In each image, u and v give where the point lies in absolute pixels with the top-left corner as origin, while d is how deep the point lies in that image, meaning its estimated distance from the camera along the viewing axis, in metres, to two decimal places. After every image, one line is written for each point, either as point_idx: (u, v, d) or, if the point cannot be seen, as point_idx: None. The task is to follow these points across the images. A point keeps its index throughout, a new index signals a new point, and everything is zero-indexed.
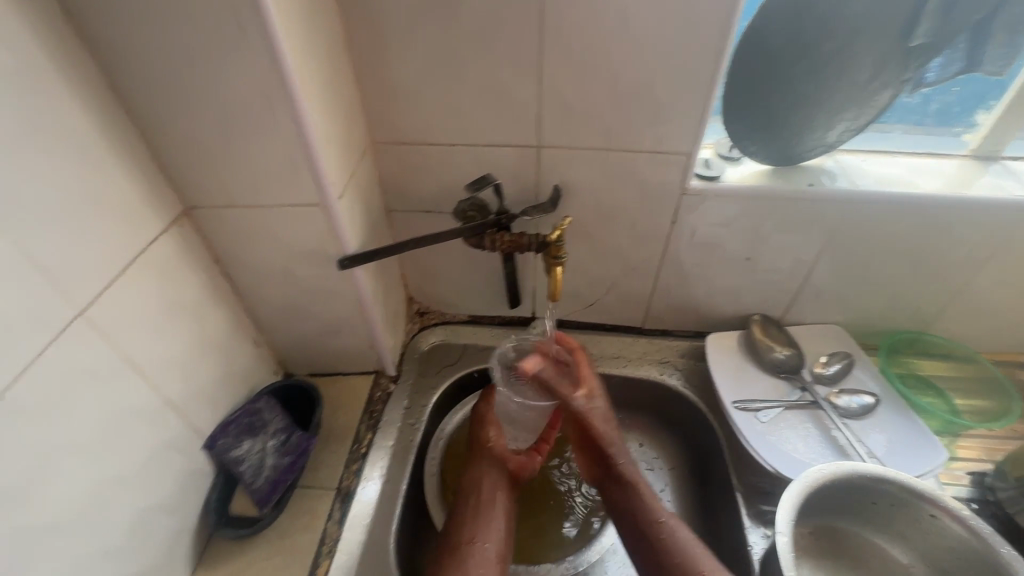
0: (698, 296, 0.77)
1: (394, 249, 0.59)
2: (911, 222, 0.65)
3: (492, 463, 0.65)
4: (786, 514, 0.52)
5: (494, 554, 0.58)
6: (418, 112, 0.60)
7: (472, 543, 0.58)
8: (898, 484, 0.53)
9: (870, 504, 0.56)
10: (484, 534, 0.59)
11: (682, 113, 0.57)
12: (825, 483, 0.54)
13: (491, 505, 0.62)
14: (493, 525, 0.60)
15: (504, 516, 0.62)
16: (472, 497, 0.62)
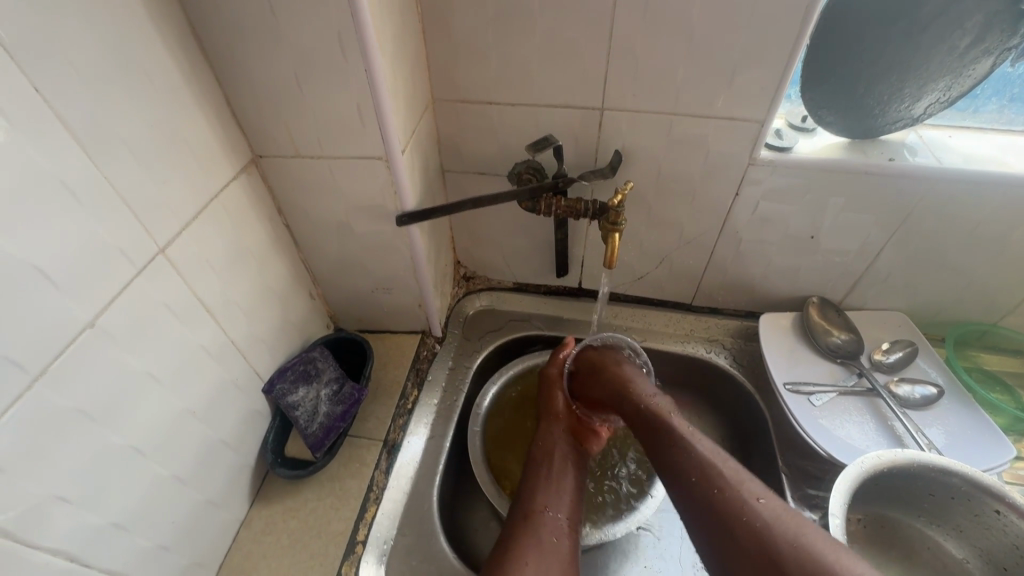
0: (754, 274, 0.74)
1: (452, 207, 0.59)
2: (998, 205, 0.60)
3: (564, 433, 0.63)
4: (841, 497, 0.50)
5: (567, 525, 0.55)
6: (482, 69, 0.59)
7: (545, 513, 0.55)
8: (964, 477, 0.51)
9: (928, 494, 0.54)
10: (555, 504, 0.57)
11: (759, 76, 0.54)
12: (883, 470, 0.52)
13: (561, 477, 0.59)
14: (564, 497, 0.58)
15: (574, 489, 0.59)
16: (543, 465, 0.61)
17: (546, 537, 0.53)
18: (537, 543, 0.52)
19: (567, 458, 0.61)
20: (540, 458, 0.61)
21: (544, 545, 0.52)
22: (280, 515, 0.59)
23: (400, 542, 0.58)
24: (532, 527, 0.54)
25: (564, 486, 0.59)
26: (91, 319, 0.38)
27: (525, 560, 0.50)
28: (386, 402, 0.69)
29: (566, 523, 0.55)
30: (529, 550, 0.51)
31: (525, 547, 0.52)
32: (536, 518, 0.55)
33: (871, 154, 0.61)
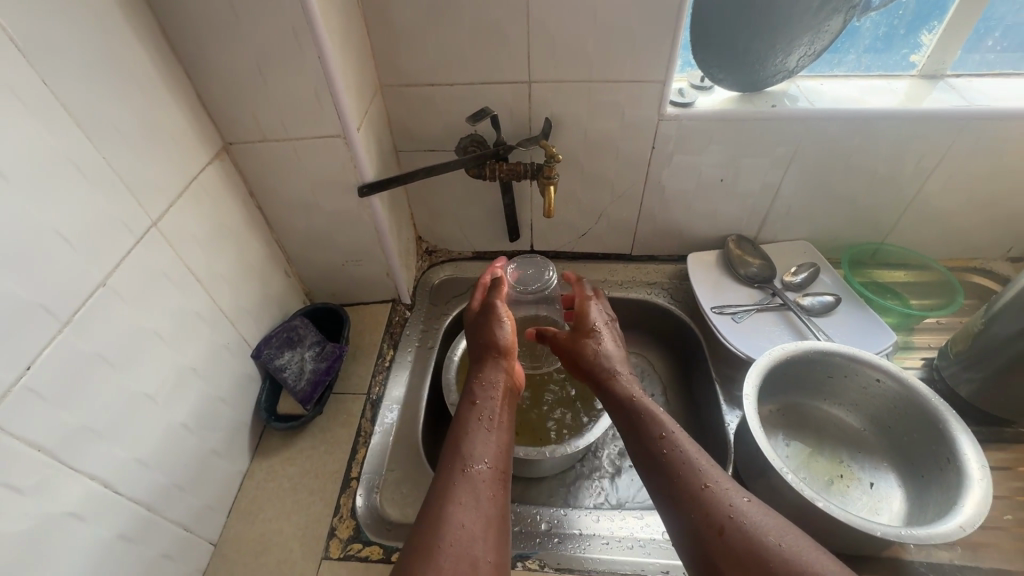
0: (680, 219, 0.85)
1: (407, 177, 0.67)
2: (864, 136, 0.72)
3: (500, 384, 0.63)
4: (753, 382, 0.61)
5: (498, 472, 0.53)
6: (422, 54, 0.67)
7: (476, 465, 0.52)
8: (848, 356, 0.62)
9: (824, 375, 0.65)
10: (486, 454, 0.54)
11: (655, 43, 0.64)
12: (785, 358, 0.63)
13: (490, 424, 0.57)
14: (493, 447, 0.55)
15: (505, 437, 0.57)
16: (472, 421, 0.57)
17: (481, 494, 0.50)
18: (474, 499, 0.49)
19: (501, 406, 0.60)
20: (467, 414, 0.58)
21: (481, 498, 0.49)
22: (279, 464, 0.65)
23: (393, 476, 0.65)
24: (477, 479, 0.51)
25: (495, 439, 0.56)
26: (102, 279, 0.44)
27: (460, 521, 0.47)
28: (365, 362, 0.76)
29: (498, 475, 0.53)
30: (466, 511, 0.48)
31: (457, 513, 0.47)
32: (479, 471, 0.52)
33: (758, 104, 0.73)
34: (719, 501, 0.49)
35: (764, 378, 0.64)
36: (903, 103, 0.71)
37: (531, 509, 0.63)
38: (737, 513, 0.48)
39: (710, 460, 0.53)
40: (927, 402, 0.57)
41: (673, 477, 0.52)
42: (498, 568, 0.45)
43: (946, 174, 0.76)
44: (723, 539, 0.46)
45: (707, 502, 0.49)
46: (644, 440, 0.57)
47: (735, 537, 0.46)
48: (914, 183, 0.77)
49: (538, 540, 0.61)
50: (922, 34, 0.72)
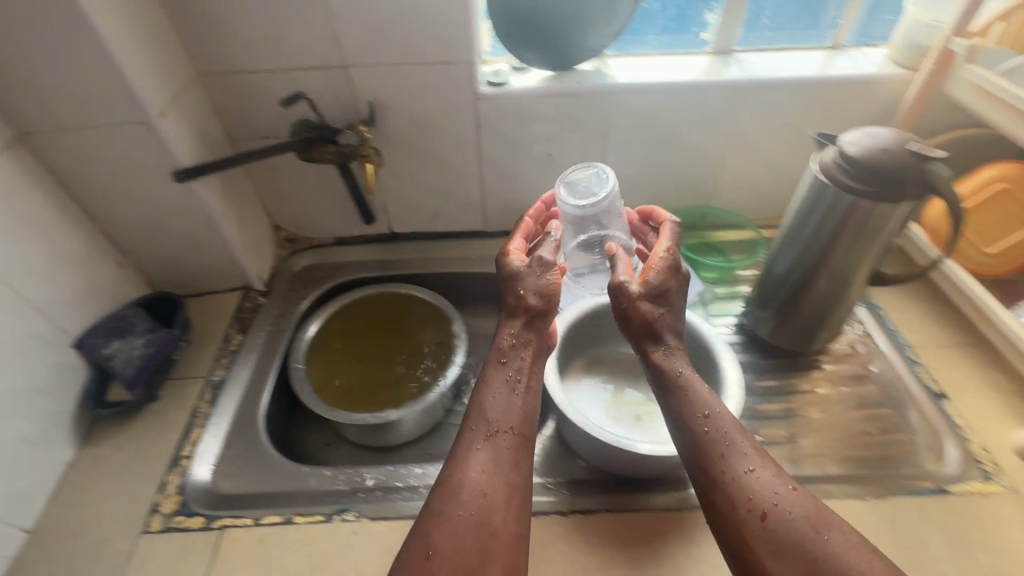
0: (522, 195, 0.90)
1: (226, 162, 0.69)
2: (663, 107, 0.80)
3: (543, 334, 0.60)
4: (556, 332, 0.69)
5: (520, 436, 0.52)
6: (233, 42, 0.69)
7: (484, 441, 0.51)
8: None
9: (612, 327, 0.73)
10: (495, 423, 0.52)
11: (452, 25, 0.69)
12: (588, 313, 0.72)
13: (520, 376, 0.56)
14: (503, 407, 0.53)
15: (528, 402, 0.55)
16: (497, 378, 0.56)
17: (487, 476, 0.49)
18: (508, 482, 0.49)
19: (525, 356, 0.57)
20: (495, 359, 0.57)
21: (507, 479, 0.49)
22: (108, 449, 0.66)
23: (227, 452, 0.67)
24: (497, 447, 0.51)
25: (513, 401, 0.54)
26: None
27: (481, 491, 0.48)
28: (209, 347, 0.78)
29: (516, 451, 0.51)
30: (498, 495, 0.48)
31: (452, 511, 0.47)
32: (484, 449, 0.51)
33: (566, 81, 0.79)
34: (762, 492, 0.48)
35: (560, 340, 0.71)
36: (695, 77, 0.79)
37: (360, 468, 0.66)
38: (749, 493, 0.48)
39: (749, 439, 0.52)
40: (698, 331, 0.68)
41: (707, 461, 0.51)
42: (514, 539, 0.47)
43: (743, 139, 0.84)
44: (762, 528, 0.46)
45: (726, 484, 0.49)
46: (683, 412, 0.54)
47: (777, 526, 0.46)
48: (718, 149, 0.86)
49: (362, 494, 0.63)
50: (707, 16, 0.81)
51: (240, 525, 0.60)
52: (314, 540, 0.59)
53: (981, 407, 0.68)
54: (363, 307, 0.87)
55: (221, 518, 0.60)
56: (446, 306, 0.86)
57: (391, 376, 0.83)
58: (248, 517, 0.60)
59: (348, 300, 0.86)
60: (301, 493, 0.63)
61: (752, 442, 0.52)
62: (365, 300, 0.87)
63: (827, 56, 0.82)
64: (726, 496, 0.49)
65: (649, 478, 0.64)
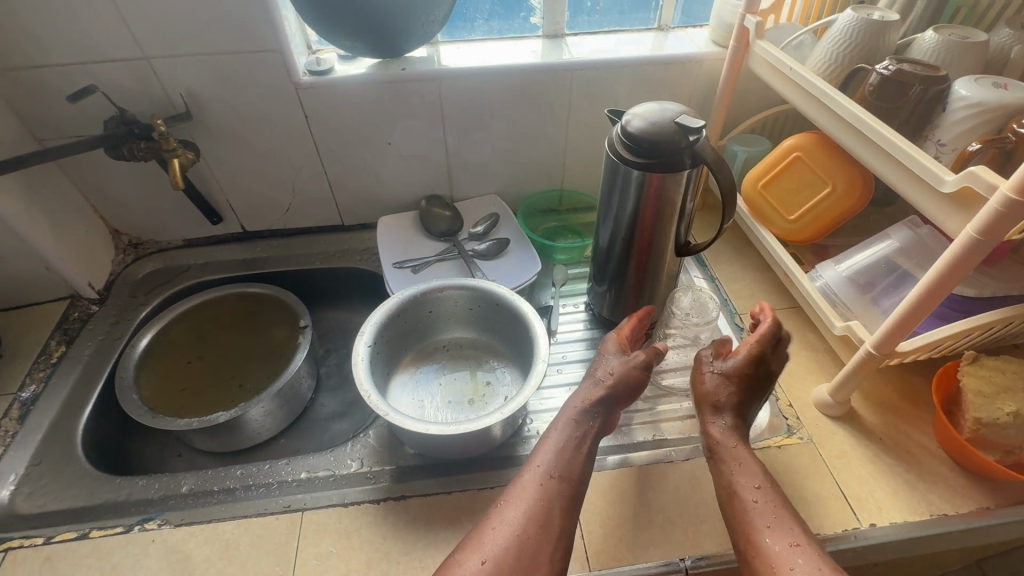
0: (372, 186, 0.89)
1: (15, 163, 0.65)
2: (494, 92, 0.80)
3: (610, 415, 0.59)
4: (379, 317, 0.67)
5: (566, 481, 0.53)
6: (12, 36, 0.65)
7: (541, 483, 0.52)
8: (472, 288, 0.72)
9: (421, 316, 0.73)
10: (557, 465, 0.54)
11: (251, 14, 0.67)
12: (419, 295, 0.71)
13: (585, 440, 0.56)
14: (572, 454, 0.55)
15: (587, 452, 0.56)
16: (571, 423, 0.57)
17: (544, 515, 0.50)
18: (534, 532, 0.49)
19: (592, 422, 0.57)
20: (564, 416, 0.58)
21: (545, 525, 0.49)
22: None
23: (29, 470, 0.64)
24: (554, 491, 0.52)
25: (587, 445, 0.56)
26: None
27: (538, 520, 0.49)
28: (25, 362, 0.73)
29: (573, 497, 0.52)
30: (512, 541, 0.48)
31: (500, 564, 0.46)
32: (546, 484, 0.52)
33: (392, 68, 0.78)
34: (808, 561, 0.46)
35: (388, 323, 0.69)
36: (525, 60, 0.80)
37: (176, 476, 0.63)
38: (784, 562, 0.47)
39: (791, 510, 0.52)
40: (523, 313, 0.68)
41: (755, 525, 0.51)
42: None
43: (580, 121, 0.86)
44: None
45: (772, 555, 0.48)
46: (736, 474, 0.55)
47: None
48: (560, 132, 0.87)
49: (173, 502, 0.61)
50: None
51: (27, 545, 0.57)
52: (107, 553, 0.56)
53: (793, 365, 0.72)
54: (208, 309, 0.84)
55: (8, 541, 0.57)
56: (292, 300, 0.83)
57: (236, 377, 0.80)
58: (38, 537, 0.57)
59: (189, 304, 0.82)
60: (106, 506, 0.61)
61: (779, 505, 0.52)
62: (209, 303, 0.84)
63: (655, 37, 0.84)
64: (781, 560, 0.47)
65: (474, 458, 0.64)
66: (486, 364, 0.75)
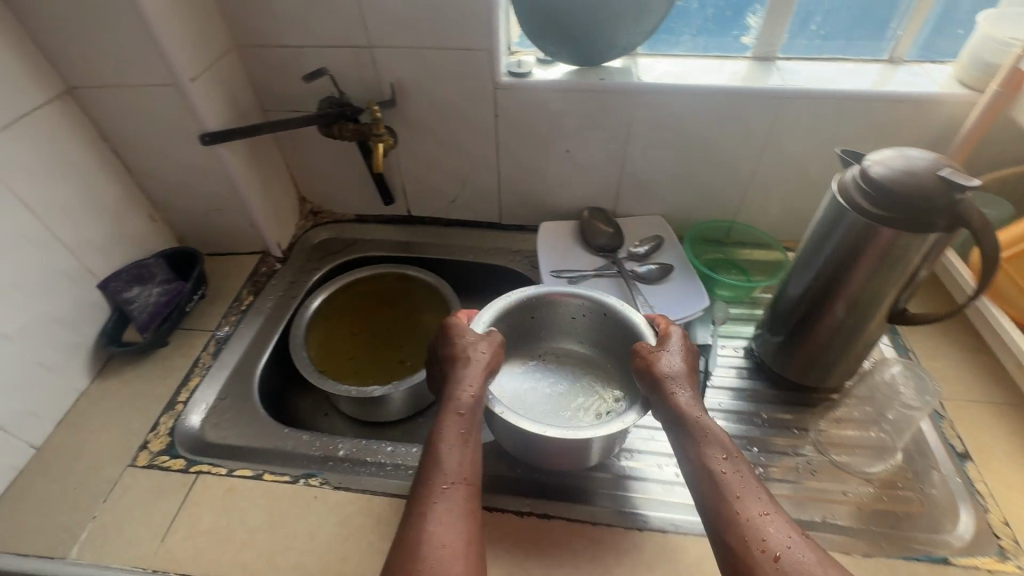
0: (539, 189, 0.89)
1: (248, 129, 0.73)
2: (690, 112, 0.76)
3: (487, 392, 0.58)
4: (487, 315, 0.66)
5: (465, 483, 0.50)
6: (268, 17, 0.72)
7: (450, 487, 0.49)
8: (583, 298, 0.69)
9: (527, 319, 0.71)
10: (450, 462, 0.51)
11: (474, 13, 0.69)
12: (535, 299, 0.69)
13: (469, 436, 0.54)
14: (465, 455, 0.52)
15: (459, 450, 0.52)
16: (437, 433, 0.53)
17: (439, 520, 0.46)
18: (428, 522, 0.46)
19: (458, 423, 0.54)
20: (450, 414, 0.55)
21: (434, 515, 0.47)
22: (115, 385, 0.71)
23: (218, 403, 0.71)
24: (456, 498, 0.48)
25: (460, 447, 0.52)
26: None
27: (444, 533, 0.46)
28: (222, 304, 0.82)
29: (468, 502, 0.49)
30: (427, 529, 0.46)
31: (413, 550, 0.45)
32: (449, 491, 0.49)
33: (589, 77, 0.77)
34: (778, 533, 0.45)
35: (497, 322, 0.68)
36: (731, 83, 0.75)
37: (335, 438, 0.67)
38: (756, 532, 0.45)
39: (762, 486, 0.49)
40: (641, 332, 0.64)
41: (727, 496, 0.47)
42: None
43: (776, 152, 0.79)
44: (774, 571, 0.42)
45: (741, 524, 0.45)
46: (700, 448, 0.51)
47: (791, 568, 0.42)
48: (748, 161, 0.81)
49: (332, 463, 0.64)
50: (748, 17, 0.76)
51: (214, 472, 0.63)
52: (278, 498, 0.61)
53: (1008, 474, 0.61)
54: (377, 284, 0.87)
55: (200, 464, 0.64)
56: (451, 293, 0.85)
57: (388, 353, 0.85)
58: (223, 467, 0.64)
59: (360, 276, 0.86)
60: (276, 451, 0.66)
61: (745, 474, 0.49)
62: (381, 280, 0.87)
63: (883, 69, 0.75)
64: (753, 531, 0.45)
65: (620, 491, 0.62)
66: (590, 383, 0.72)
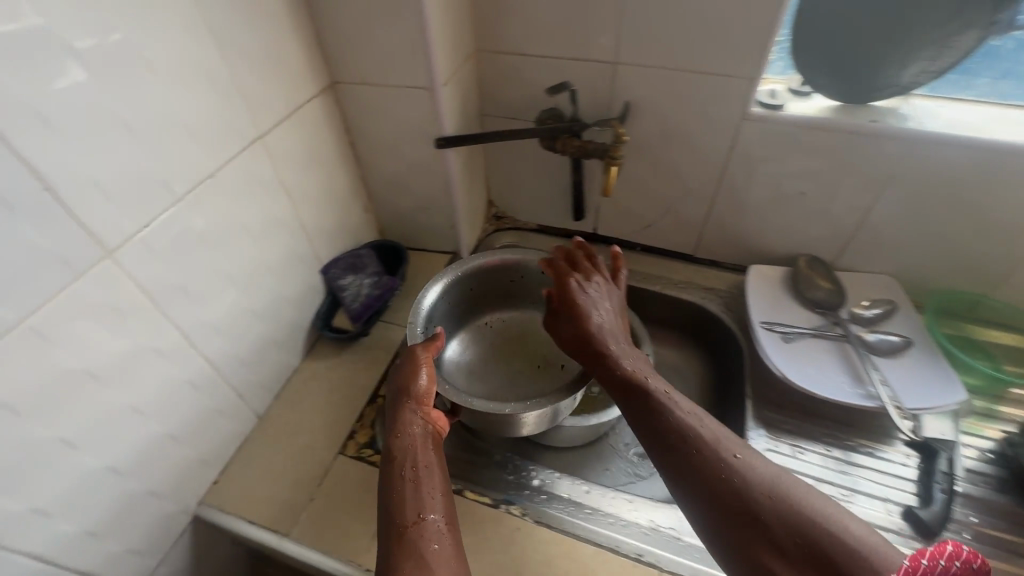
0: (750, 228, 0.82)
1: (481, 135, 0.72)
2: (979, 170, 0.65)
3: (413, 421, 0.58)
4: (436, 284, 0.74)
5: (451, 523, 0.50)
6: (518, 24, 0.71)
7: (420, 522, 0.50)
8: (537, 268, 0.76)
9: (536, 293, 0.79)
10: (430, 507, 0.51)
11: (748, 38, 0.62)
12: (503, 269, 0.79)
13: (410, 479, 0.53)
14: (434, 496, 0.52)
15: (439, 489, 0.53)
16: (394, 475, 0.54)
17: (428, 546, 0.48)
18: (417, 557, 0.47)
19: (425, 450, 0.56)
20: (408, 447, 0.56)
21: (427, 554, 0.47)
22: (323, 367, 0.75)
23: None
24: (428, 533, 0.49)
25: (436, 488, 0.53)
26: (212, 171, 0.54)
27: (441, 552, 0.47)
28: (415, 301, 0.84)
29: (445, 523, 0.50)
30: (411, 554, 0.47)
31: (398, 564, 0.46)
32: (425, 523, 0.50)
33: (855, 116, 0.68)
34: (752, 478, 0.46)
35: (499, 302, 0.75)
36: None
37: (529, 467, 0.68)
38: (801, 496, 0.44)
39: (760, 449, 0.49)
40: None
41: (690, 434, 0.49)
42: None
43: None
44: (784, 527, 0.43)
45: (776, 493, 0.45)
46: (638, 379, 0.54)
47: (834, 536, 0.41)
48: None
49: (528, 492, 0.65)
50: None
51: None
52: (481, 522, 0.62)
53: None
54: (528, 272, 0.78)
55: None
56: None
57: None
58: None
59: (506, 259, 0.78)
60: (474, 468, 0.68)
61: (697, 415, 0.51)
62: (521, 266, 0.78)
63: None
64: (775, 507, 0.44)
65: None
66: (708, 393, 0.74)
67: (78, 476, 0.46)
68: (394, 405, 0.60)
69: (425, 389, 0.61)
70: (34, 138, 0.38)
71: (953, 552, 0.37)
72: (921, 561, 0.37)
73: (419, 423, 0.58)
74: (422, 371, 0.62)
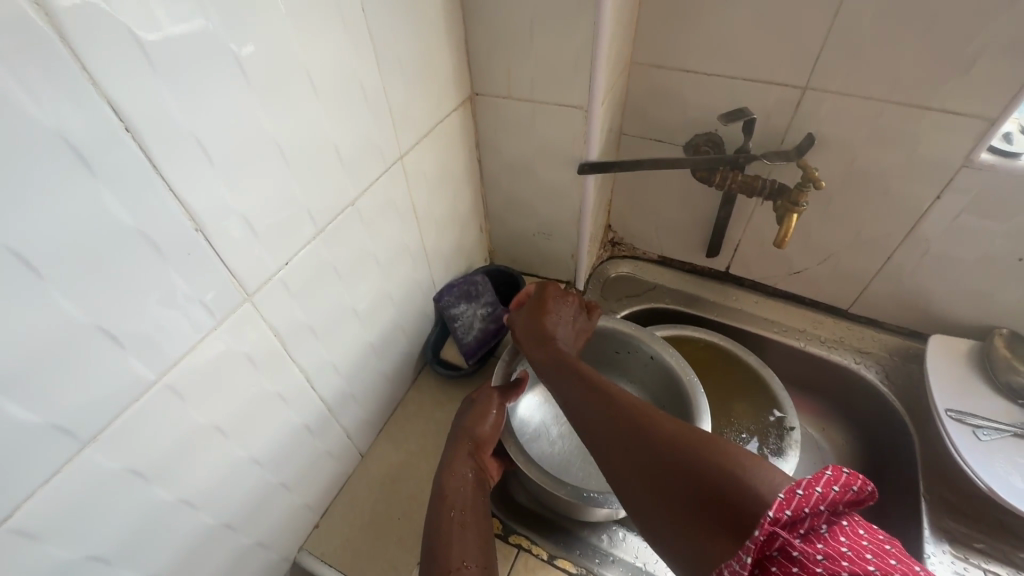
0: (933, 290, 0.68)
1: (632, 163, 0.63)
2: None
3: (458, 454, 0.54)
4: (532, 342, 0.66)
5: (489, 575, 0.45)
6: (689, 34, 0.60)
7: (459, 567, 0.44)
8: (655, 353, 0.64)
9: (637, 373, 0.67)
10: (472, 554, 0.46)
11: (1002, 70, 0.50)
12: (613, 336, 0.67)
13: (454, 508, 0.49)
14: (475, 542, 0.47)
15: (483, 535, 0.48)
16: (439, 513, 0.49)
17: None
18: None
19: (474, 495, 0.51)
20: (454, 486, 0.51)
21: None
22: (428, 402, 0.69)
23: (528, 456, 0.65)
24: None
25: (479, 536, 0.48)
26: (353, 197, 0.47)
27: None
28: None
29: None
30: None
31: None
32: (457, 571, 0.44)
33: None
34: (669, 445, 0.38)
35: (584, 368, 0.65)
36: None
37: (659, 554, 0.57)
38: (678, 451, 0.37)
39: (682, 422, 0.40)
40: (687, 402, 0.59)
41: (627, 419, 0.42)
42: None
43: None
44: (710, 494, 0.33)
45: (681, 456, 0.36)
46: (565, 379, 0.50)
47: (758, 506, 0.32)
48: None
49: None
50: None
51: (533, 553, 0.57)
52: None
53: None
54: (625, 345, 0.67)
55: (518, 536, 0.58)
56: (694, 389, 0.59)
57: None
58: (543, 549, 0.57)
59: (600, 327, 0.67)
60: (594, 546, 0.58)
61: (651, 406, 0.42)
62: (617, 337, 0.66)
63: None
64: (686, 473, 0.35)
65: None
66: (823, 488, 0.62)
67: (196, 535, 0.42)
68: (449, 445, 0.56)
69: (488, 436, 0.56)
70: (192, 169, 0.32)
71: (829, 476, 0.31)
72: (795, 491, 0.30)
73: (473, 468, 0.54)
74: (491, 415, 0.57)
